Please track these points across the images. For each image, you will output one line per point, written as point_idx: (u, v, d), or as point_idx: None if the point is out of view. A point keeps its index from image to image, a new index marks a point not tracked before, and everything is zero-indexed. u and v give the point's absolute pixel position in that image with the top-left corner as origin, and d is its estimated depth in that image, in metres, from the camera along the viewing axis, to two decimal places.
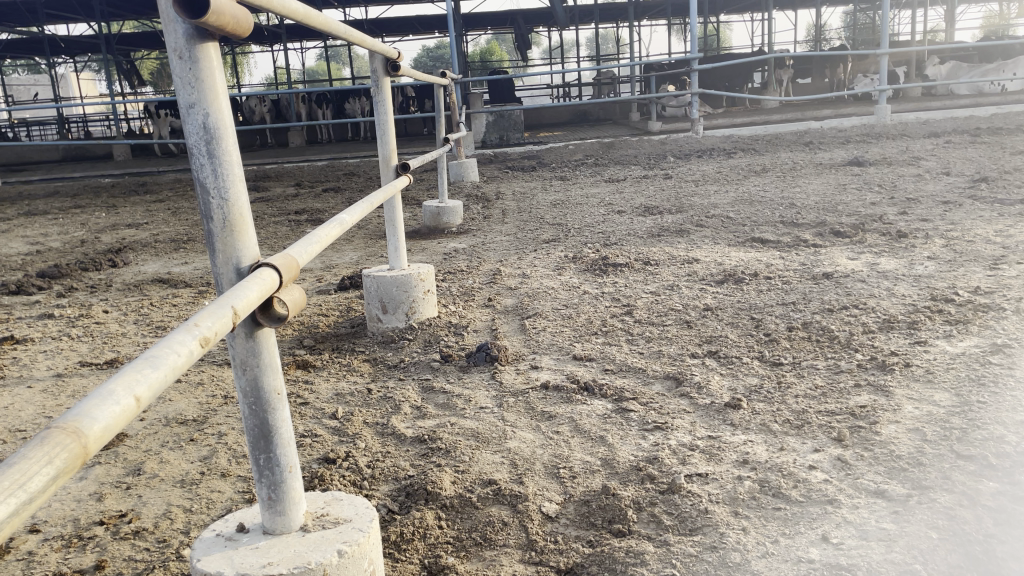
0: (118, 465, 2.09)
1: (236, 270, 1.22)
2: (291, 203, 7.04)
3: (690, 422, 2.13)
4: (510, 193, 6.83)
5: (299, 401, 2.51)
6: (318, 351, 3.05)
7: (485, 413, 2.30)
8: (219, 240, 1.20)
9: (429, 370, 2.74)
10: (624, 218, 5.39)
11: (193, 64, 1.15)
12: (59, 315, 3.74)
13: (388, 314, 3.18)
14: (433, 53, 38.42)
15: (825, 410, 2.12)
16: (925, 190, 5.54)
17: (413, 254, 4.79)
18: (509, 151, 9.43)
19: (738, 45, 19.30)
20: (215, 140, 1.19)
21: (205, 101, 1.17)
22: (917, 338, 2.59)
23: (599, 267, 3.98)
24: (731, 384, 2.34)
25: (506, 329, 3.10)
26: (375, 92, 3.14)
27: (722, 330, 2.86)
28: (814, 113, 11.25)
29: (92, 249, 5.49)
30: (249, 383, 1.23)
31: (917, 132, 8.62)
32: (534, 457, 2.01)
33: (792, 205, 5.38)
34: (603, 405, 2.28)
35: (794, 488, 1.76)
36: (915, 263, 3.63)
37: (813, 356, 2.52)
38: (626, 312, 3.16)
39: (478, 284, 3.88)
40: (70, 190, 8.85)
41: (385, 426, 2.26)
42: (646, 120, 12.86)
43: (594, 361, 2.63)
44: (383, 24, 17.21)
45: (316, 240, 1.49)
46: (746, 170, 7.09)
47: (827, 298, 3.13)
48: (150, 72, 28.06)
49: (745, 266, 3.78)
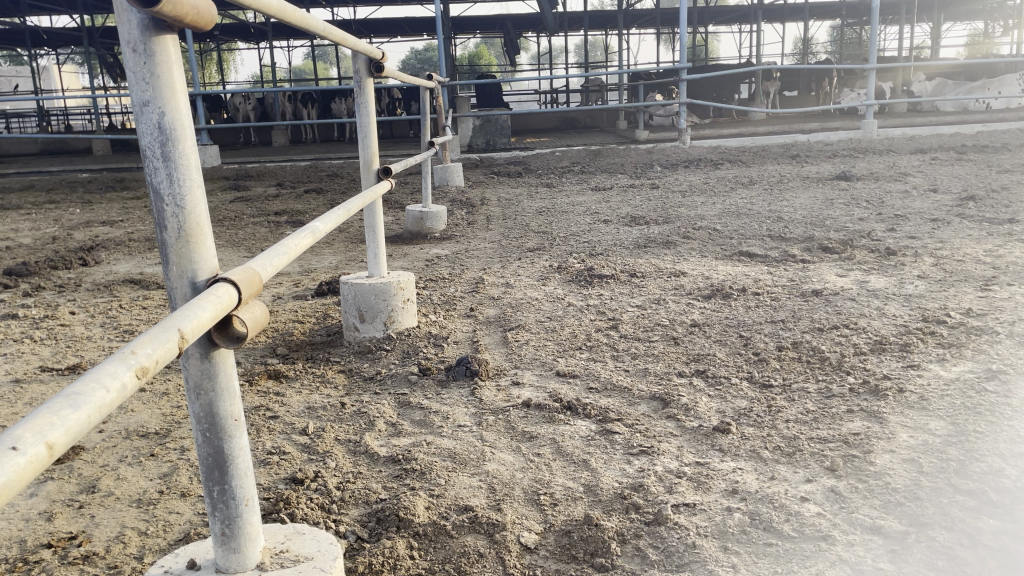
0: (72, 481, 1.97)
1: (191, 285, 1.11)
2: (272, 203, 6.92)
3: (677, 446, 2.03)
4: (495, 199, 6.74)
5: (267, 414, 2.40)
6: (291, 360, 2.93)
7: (463, 432, 2.20)
8: (172, 252, 1.09)
9: (406, 383, 2.63)
10: (610, 227, 5.31)
11: (149, 58, 1.04)
12: (24, 315, 3.61)
13: (365, 323, 3.07)
14: (422, 55, 38.42)
15: (817, 436, 2.04)
16: (913, 207, 5.50)
17: (395, 259, 4.68)
18: (495, 156, 9.34)
19: (725, 57, 19.37)
20: (170, 141, 1.08)
21: (160, 99, 1.06)
22: (910, 361, 2.51)
23: (584, 278, 3.89)
24: (719, 407, 2.25)
25: (488, 342, 3.00)
26: (357, 94, 3.03)
27: (710, 347, 2.77)
28: (801, 126, 11.27)
29: (64, 247, 5.34)
30: (202, 410, 1.13)
31: (903, 148, 8.63)
32: (513, 482, 1.91)
33: (780, 218, 5.32)
34: (586, 426, 2.19)
35: (786, 521, 1.67)
36: (905, 281, 3.57)
37: (804, 378, 2.44)
38: (611, 327, 3.06)
39: (460, 293, 3.78)
40: (46, 184, 8.67)
41: (357, 444, 2.15)
42: (633, 129, 12.81)
43: (578, 378, 2.54)
44: (372, 25, 17.08)
45: (284, 252, 1.39)
46: (734, 182, 7.04)
47: (817, 317, 3.06)
48: None
49: (733, 281, 3.70)
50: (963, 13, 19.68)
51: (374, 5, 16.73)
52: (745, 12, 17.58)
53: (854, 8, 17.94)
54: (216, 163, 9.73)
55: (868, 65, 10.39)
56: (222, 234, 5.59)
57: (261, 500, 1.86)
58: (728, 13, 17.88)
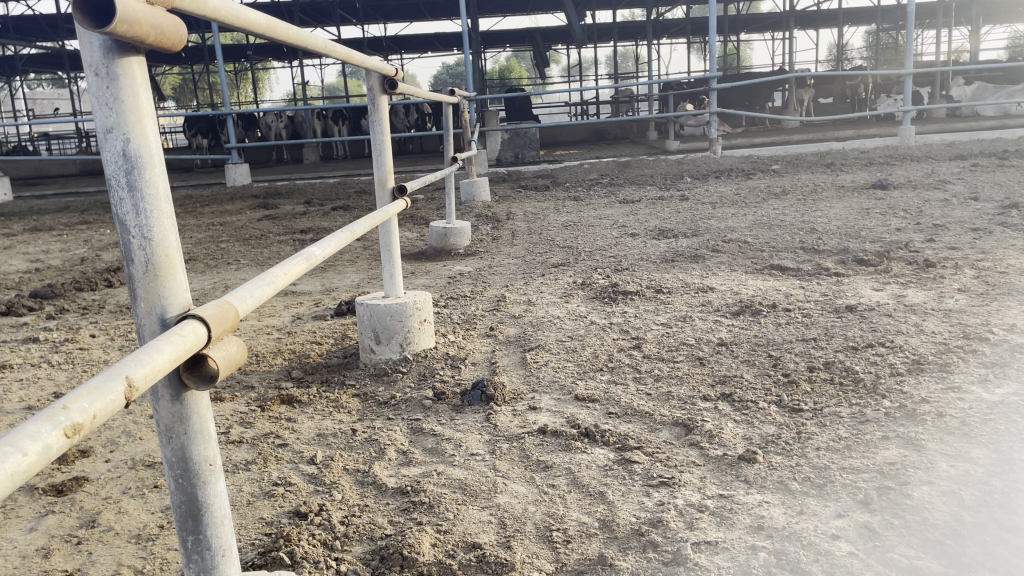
0: (72, 515, 1.93)
1: (160, 321, 1.05)
2: (299, 221, 6.92)
3: (700, 477, 1.92)
4: (521, 213, 6.67)
5: (276, 442, 2.33)
6: (306, 383, 2.87)
7: (475, 461, 2.11)
8: (140, 287, 1.03)
9: (420, 408, 2.55)
10: (637, 241, 5.20)
11: (112, 81, 0.98)
12: (45, 339, 3.59)
13: (381, 344, 2.99)
14: (453, 70, 38.75)
15: (850, 467, 1.91)
16: (953, 215, 5.32)
17: (417, 277, 4.62)
18: (523, 170, 9.26)
19: (757, 65, 19.15)
20: (136, 169, 1.02)
21: (125, 125, 1.00)
22: (950, 383, 2.37)
23: (608, 295, 3.79)
24: (746, 433, 2.14)
25: (506, 363, 2.91)
26: (371, 111, 2.97)
27: (737, 369, 2.65)
28: (836, 134, 11.04)
29: (92, 268, 5.36)
30: (174, 454, 1.06)
31: (942, 154, 8.39)
32: (525, 516, 1.81)
33: (813, 230, 5.17)
34: (604, 454, 2.09)
35: (814, 562, 1.55)
36: (945, 295, 3.42)
37: (835, 402, 2.31)
38: (634, 347, 2.96)
39: (481, 311, 3.70)
40: (80, 204, 8.78)
41: (366, 474, 2.07)
42: (664, 140, 12.66)
43: (598, 403, 2.43)
44: (401, 42, 17.17)
45: (271, 283, 1.32)
46: (766, 192, 6.89)
47: (851, 334, 2.92)
48: (173, 89, 28.32)
49: (763, 296, 3.58)
50: (1003, 15, 19.22)
51: (403, 21, 16.82)
52: (778, 19, 17.35)
53: (890, 13, 17.63)
54: (246, 181, 9.79)
55: (906, 70, 10.14)
56: (247, 253, 5.58)
57: (264, 536, 1.79)
58: (760, 20, 17.65)
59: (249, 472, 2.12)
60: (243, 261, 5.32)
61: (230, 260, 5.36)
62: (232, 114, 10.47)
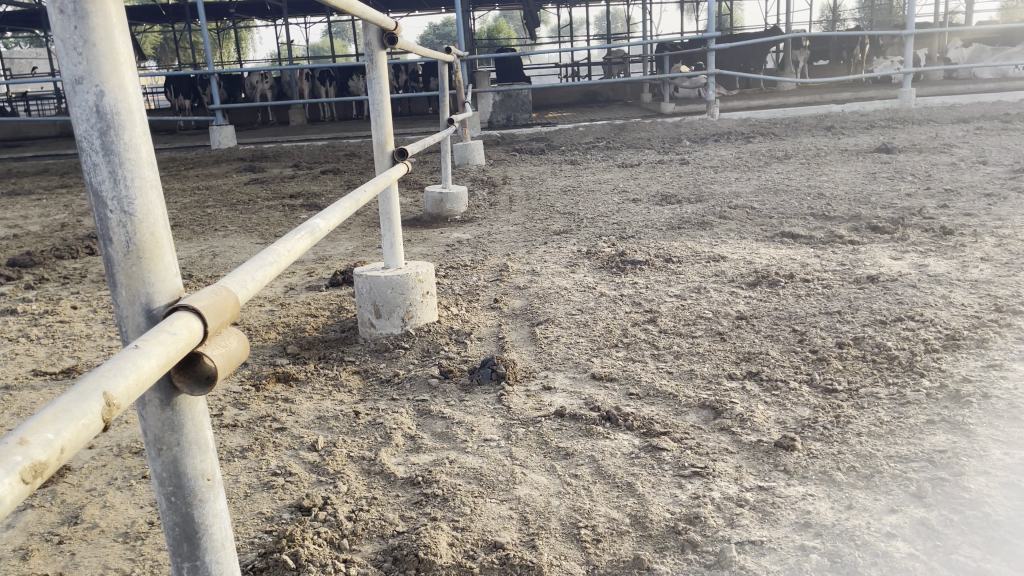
0: (54, 510, 1.77)
1: (146, 312, 0.87)
2: (287, 186, 6.68)
3: (735, 467, 1.78)
4: (517, 177, 6.48)
5: (273, 426, 2.16)
6: (302, 359, 2.70)
7: (490, 447, 1.96)
8: (121, 273, 0.85)
9: (426, 388, 2.39)
10: (640, 207, 5.03)
11: (81, 20, 0.79)
12: (23, 310, 3.40)
13: (382, 318, 2.83)
14: (440, 31, 38.47)
15: (896, 455, 1.77)
16: (963, 180, 5.17)
17: (414, 245, 4.44)
18: (516, 133, 9.03)
19: (751, 26, 18.84)
20: (113, 129, 0.84)
21: (97, 74, 0.82)
22: (990, 360, 2.23)
23: (615, 264, 3.62)
24: (779, 417, 2.00)
25: (514, 338, 2.75)
26: (369, 69, 2.76)
27: (761, 345, 2.50)
28: (833, 96, 10.85)
29: (73, 235, 5.15)
30: (166, 469, 0.90)
31: (944, 117, 8.22)
32: (548, 510, 1.67)
33: (821, 195, 5.01)
34: (629, 440, 1.94)
35: (872, 565, 1.42)
36: (969, 264, 3.27)
37: (871, 381, 2.16)
38: (649, 321, 2.81)
39: (484, 282, 3.53)
40: (61, 168, 8.49)
41: (372, 462, 1.92)
42: (658, 102, 12.38)
43: (616, 383, 2.28)
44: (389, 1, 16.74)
45: (276, 262, 1.14)
46: (768, 156, 6.71)
47: (877, 307, 2.77)
48: (154, 45, 27.67)
49: (777, 265, 3.43)
50: None
51: None
52: None
53: None
54: (232, 143, 9.52)
55: (906, 30, 9.87)
56: (236, 219, 5.37)
57: (264, 534, 1.64)
58: None
59: (245, 460, 1.96)
60: (232, 227, 5.11)
61: (217, 226, 5.15)
62: (216, 74, 10.14)
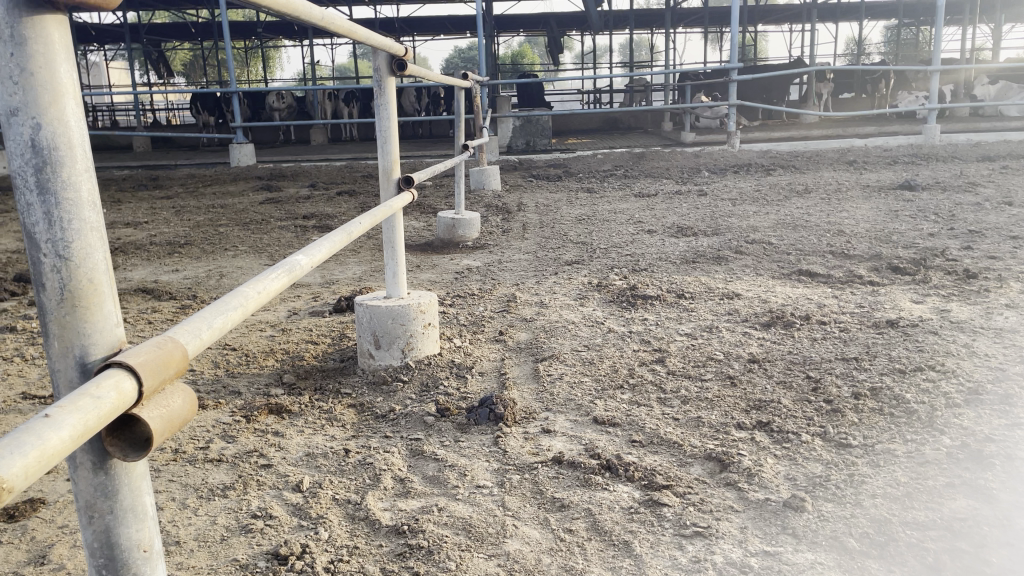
0: (21, 547, 1.69)
1: (80, 365, 0.82)
2: (301, 206, 6.66)
3: (740, 528, 1.67)
4: (533, 204, 6.41)
5: (259, 462, 2.08)
6: (298, 390, 2.62)
7: (481, 495, 1.86)
8: (54, 323, 0.80)
9: (421, 426, 2.30)
10: (655, 239, 4.93)
11: (17, 47, 0.74)
12: (23, 328, 3.35)
13: (381, 349, 2.74)
14: (465, 55, 38.94)
15: (914, 521, 1.66)
16: (989, 221, 5.04)
17: (423, 271, 4.37)
18: (534, 158, 8.99)
19: (775, 58, 18.80)
20: (50, 166, 0.79)
21: (34, 106, 0.76)
22: (1016, 418, 2.10)
23: (626, 298, 3.53)
24: (789, 472, 1.89)
25: (517, 375, 2.66)
26: (377, 94, 2.70)
27: (773, 392, 2.39)
28: (857, 130, 10.75)
29: None
30: (96, 536, 0.83)
31: (968, 155, 8.07)
32: (538, 569, 1.57)
33: (841, 231, 4.90)
34: (628, 493, 1.84)
35: None
36: (993, 311, 3.15)
37: (888, 437, 2.05)
38: (657, 360, 2.71)
39: (490, 313, 3.44)
40: None
41: (357, 507, 1.83)
42: (679, 131, 12.31)
43: (619, 428, 2.18)
44: (414, 24, 16.85)
45: (241, 306, 1.05)
46: (788, 190, 6.61)
47: (896, 354, 2.65)
48: (183, 63, 28.15)
49: (794, 306, 3.32)
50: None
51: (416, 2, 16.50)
52: (797, 11, 17.00)
53: (912, 9, 17.24)
54: (251, 161, 9.55)
55: (932, 65, 9.71)
56: (247, 238, 5.34)
57: None
58: (779, 12, 17.32)
59: (225, 500, 1.88)
60: (242, 247, 5.07)
61: (227, 246, 5.11)
62: (239, 93, 10.20)
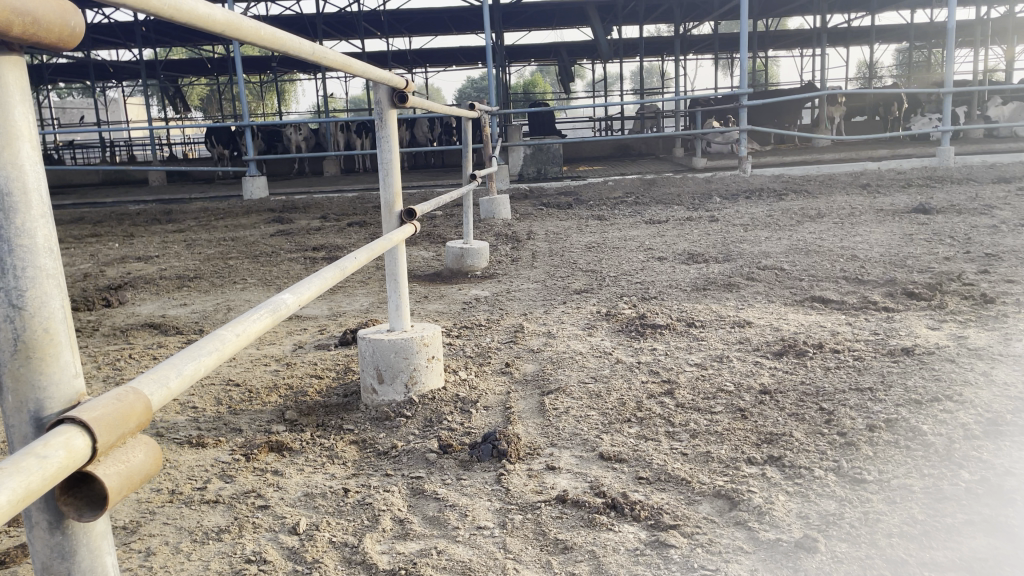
0: None
1: (34, 419, 0.81)
2: (312, 238, 6.67)
3: (749, 570, 1.61)
4: (542, 232, 6.38)
5: (257, 503, 2.03)
6: (300, 426, 2.58)
7: (482, 537, 1.80)
8: (8, 374, 0.80)
9: (423, 463, 2.25)
10: (665, 267, 4.87)
11: None
12: None
13: (384, 384, 2.70)
14: (476, 87, 39.33)
15: (932, 561, 1.59)
16: (1005, 244, 4.95)
17: (430, 302, 4.34)
18: (544, 186, 8.98)
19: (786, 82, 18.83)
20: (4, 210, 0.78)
21: None
22: None
23: (634, 328, 3.47)
24: (801, 510, 1.82)
25: (522, 409, 2.60)
26: (378, 126, 2.68)
27: (785, 425, 2.32)
28: (870, 153, 10.70)
29: (94, 284, 5.13)
30: None
31: (983, 177, 7.97)
32: None
33: (854, 256, 4.83)
34: (634, 533, 1.78)
35: None
36: (1011, 337, 3.07)
37: (904, 472, 1.97)
38: (666, 392, 2.65)
39: (497, 344, 3.39)
40: (94, 216, 8.58)
41: (354, 550, 1.77)
42: (691, 156, 12.30)
43: (626, 464, 2.12)
44: (425, 56, 17.01)
45: (217, 351, 1.02)
46: (800, 214, 6.55)
47: (912, 384, 2.58)
48: (200, 98, 28.50)
49: (806, 334, 3.25)
50: None
51: (428, 34, 16.67)
52: (807, 35, 17.02)
53: (923, 32, 17.21)
54: (263, 194, 9.59)
55: (944, 88, 9.62)
56: (256, 271, 5.33)
57: None
58: (789, 36, 17.34)
59: (220, 543, 1.83)
60: (251, 280, 5.06)
61: (236, 279, 5.11)
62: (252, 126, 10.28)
